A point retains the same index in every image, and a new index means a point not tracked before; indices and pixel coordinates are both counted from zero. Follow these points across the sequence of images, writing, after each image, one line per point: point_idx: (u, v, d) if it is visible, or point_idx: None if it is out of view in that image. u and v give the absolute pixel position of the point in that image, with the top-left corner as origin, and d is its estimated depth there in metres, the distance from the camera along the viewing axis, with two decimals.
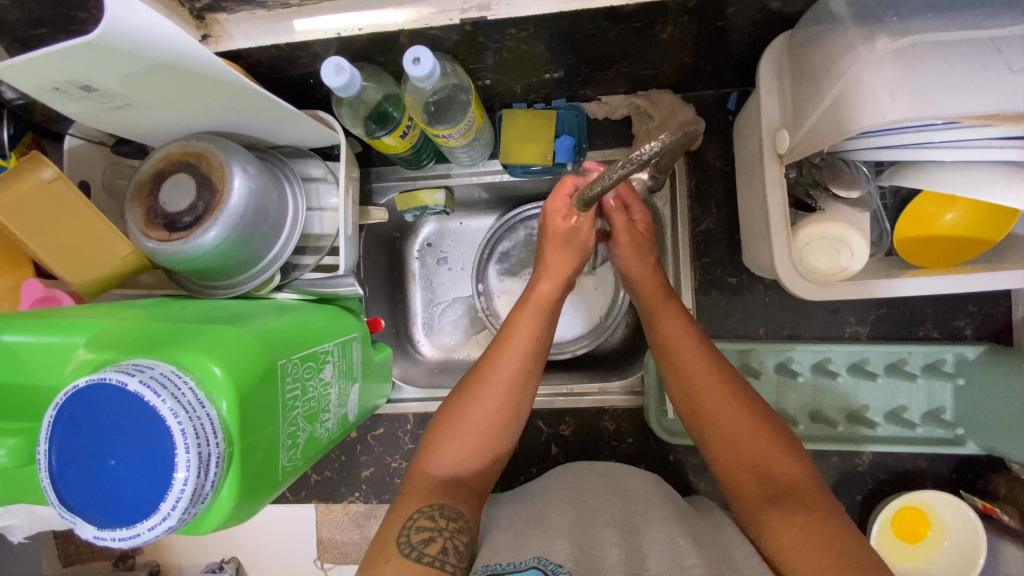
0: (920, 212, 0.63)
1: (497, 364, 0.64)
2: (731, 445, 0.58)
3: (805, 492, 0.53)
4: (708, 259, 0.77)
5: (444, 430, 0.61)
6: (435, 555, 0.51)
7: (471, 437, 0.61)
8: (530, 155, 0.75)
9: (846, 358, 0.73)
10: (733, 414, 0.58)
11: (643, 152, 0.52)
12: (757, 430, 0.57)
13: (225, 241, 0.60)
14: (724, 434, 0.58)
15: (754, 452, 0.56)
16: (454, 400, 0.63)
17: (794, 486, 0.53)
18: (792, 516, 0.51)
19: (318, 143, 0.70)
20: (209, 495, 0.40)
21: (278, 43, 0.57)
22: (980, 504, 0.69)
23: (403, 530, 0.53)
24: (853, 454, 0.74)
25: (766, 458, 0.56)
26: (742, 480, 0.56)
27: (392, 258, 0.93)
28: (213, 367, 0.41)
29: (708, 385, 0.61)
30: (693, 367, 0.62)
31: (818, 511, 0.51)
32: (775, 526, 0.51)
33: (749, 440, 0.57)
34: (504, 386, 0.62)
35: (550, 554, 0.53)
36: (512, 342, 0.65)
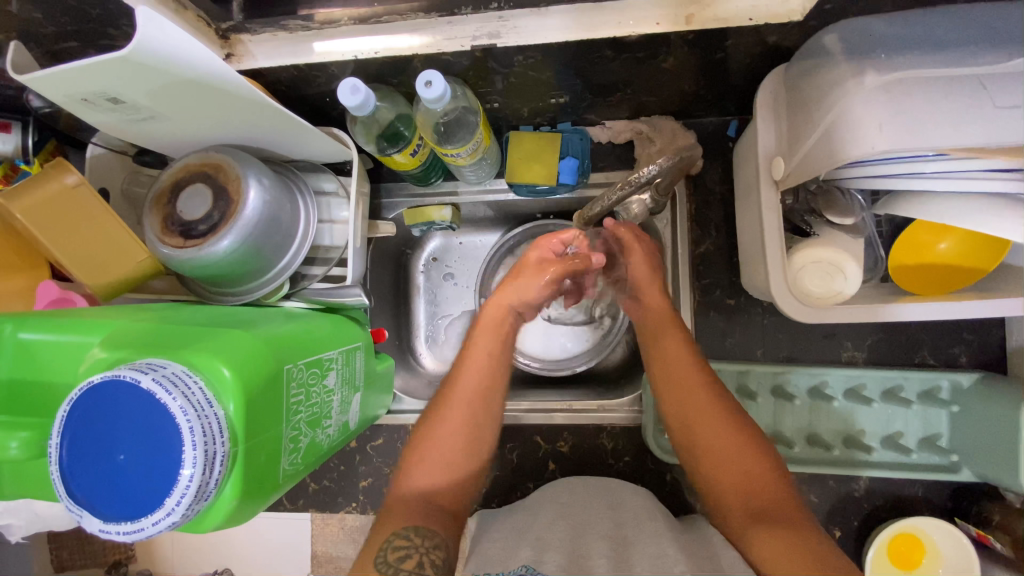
0: (914, 241, 0.64)
1: (456, 388, 0.66)
2: (716, 458, 0.60)
3: (789, 512, 0.54)
4: (707, 281, 0.78)
5: (417, 455, 0.62)
6: (412, 571, 0.51)
7: (445, 453, 0.62)
8: (535, 176, 0.77)
9: (843, 383, 0.74)
10: (726, 442, 0.60)
11: (641, 169, 0.63)
12: (740, 446, 0.59)
13: (237, 250, 0.62)
14: (714, 455, 0.60)
15: (734, 476, 0.58)
16: (422, 426, 0.65)
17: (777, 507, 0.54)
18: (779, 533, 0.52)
19: (331, 158, 0.73)
20: (212, 493, 0.42)
21: (298, 64, 0.60)
22: (975, 532, 0.69)
23: (379, 551, 0.53)
24: (849, 479, 0.75)
25: (755, 479, 0.57)
26: (729, 501, 0.58)
27: (398, 272, 0.95)
28: (222, 368, 0.43)
29: (696, 398, 0.63)
30: (686, 389, 0.63)
31: (803, 531, 0.52)
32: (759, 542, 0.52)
33: (732, 455, 0.59)
34: (466, 407, 0.64)
35: (536, 565, 0.54)
36: (465, 372, 0.67)
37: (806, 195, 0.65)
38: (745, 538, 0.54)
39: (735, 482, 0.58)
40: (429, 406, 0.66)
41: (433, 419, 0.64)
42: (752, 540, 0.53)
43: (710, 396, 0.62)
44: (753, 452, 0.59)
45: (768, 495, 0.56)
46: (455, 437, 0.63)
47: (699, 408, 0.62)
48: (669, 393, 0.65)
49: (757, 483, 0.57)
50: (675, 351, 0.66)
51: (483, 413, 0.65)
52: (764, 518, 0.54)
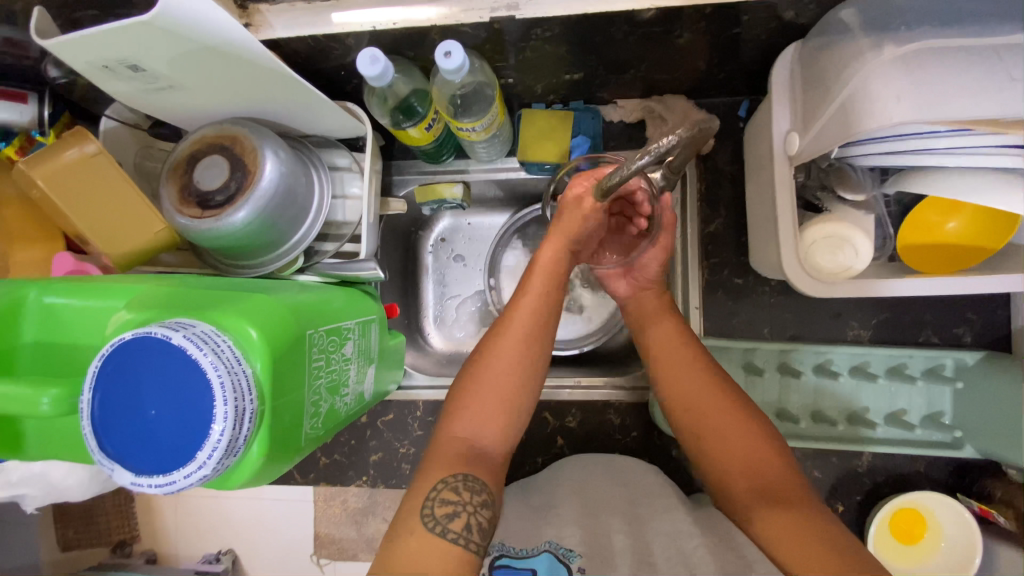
0: (922, 220, 0.65)
1: (507, 331, 0.63)
2: (722, 446, 0.58)
3: (792, 491, 0.54)
4: (716, 260, 0.79)
5: (462, 401, 0.60)
6: (460, 532, 0.50)
7: (493, 405, 0.60)
8: (546, 153, 0.78)
9: (849, 360, 0.75)
10: (732, 420, 0.59)
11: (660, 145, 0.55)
12: (746, 431, 0.58)
13: (254, 221, 0.62)
14: (716, 433, 0.59)
15: (745, 463, 0.57)
16: (470, 369, 0.62)
17: (783, 486, 0.54)
18: (787, 514, 0.51)
19: (345, 133, 0.73)
20: (241, 450, 0.42)
21: (315, 34, 0.60)
22: (977, 507, 0.71)
23: (426, 502, 0.52)
24: (853, 455, 0.76)
25: (760, 459, 0.56)
26: (733, 480, 0.56)
27: (407, 251, 0.96)
28: (249, 329, 0.43)
29: (702, 393, 0.62)
30: (692, 385, 0.62)
31: (809, 512, 0.52)
32: (767, 521, 0.52)
33: (739, 440, 0.58)
34: (516, 350, 0.62)
35: (560, 540, 0.57)
36: (519, 313, 0.64)
37: (818, 172, 0.66)
38: (754, 520, 0.53)
39: (736, 459, 0.57)
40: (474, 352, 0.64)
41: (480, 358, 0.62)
42: (766, 523, 0.52)
43: (716, 386, 0.62)
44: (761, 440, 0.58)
45: (773, 473, 0.55)
46: (505, 380, 0.61)
47: (706, 397, 0.61)
48: (671, 394, 0.64)
49: (763, 463, 0.56)
50: (678, 352, 0.66)
51: (536, 358, 0.63)
52: (775, 497, 0.53)
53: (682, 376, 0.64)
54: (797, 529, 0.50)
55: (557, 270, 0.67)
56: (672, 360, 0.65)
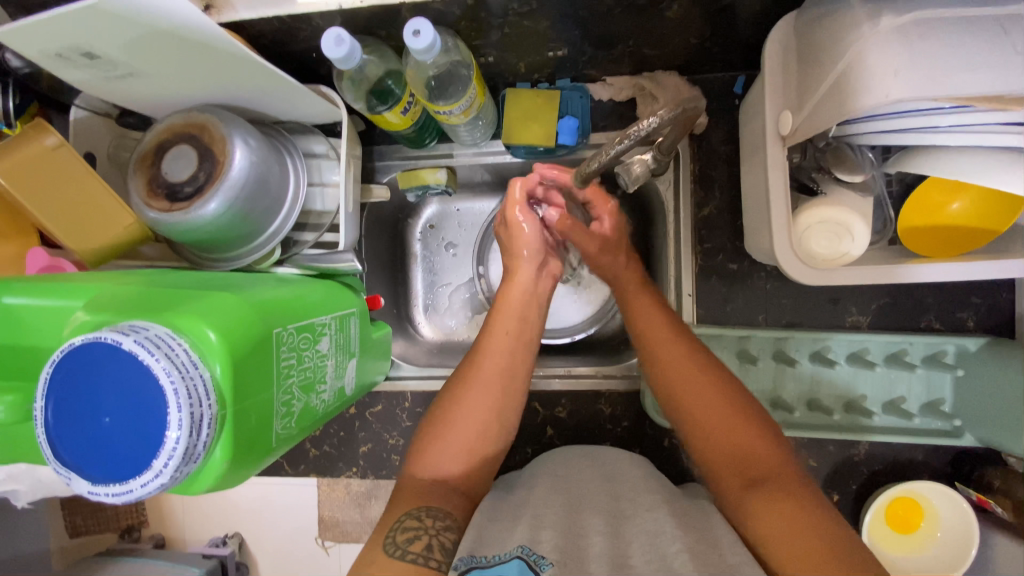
0: (926, 201, 0.62)
1: (476, 370, 0.63)
2: (713, 437, 0.58)
3: (788, 481, 0.52)
4: (710, 245, 0.76)
5: (432, 434, 0.60)
6: (420, 553, 0.50)
7: (472, 430, 0.60)
8: (532, 136, 0.75)
9: (847, 348, 0.73)
10: (719, 416, 0.58)
11: (642, 127, 0.53)
12: (738, 420, 0.57)
13: (225, 213, 0.60)
14: (706, 433, 0.58)
15: (738, 454, 0.56)
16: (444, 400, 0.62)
17: (776, 473, 0.53)
18: (779, 507, 0.50)
19: (321, 118, 0.71)
20: (202, 456, 0.41)
21: (280, 14, 0.57)
22: (975, 496, 0.68)
23: (389, 531, 0.52)
24: (850, 444, 0.74)
25: (751, 453, 0.55)
26: (725, 472, 0.56)
27: (394, 239, 0.93)
28: (207, 331, 0.42)
29: (696, 384, 0.60)
30: (684, 375, 0.61)
31: (806, 501, 0.50)
32: (760, 514, 0.51)
33: (729, 432, 0.57)
34: (496, 376, 0.63)
35: (534, 545, 0.54)
36: (493, 349, 0.64)
37: (814, 152, 0.63)
38: (747, 510, 0.52)
39: (730, 455, 0.56)
40: (450, 381, 0.64)
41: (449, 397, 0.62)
42: (758, 513, 0.51)
43: (709, 380, 0.60)
44: (752, 430, 0.57)
45: (766, 465, 0.54)
46: (477, 410, 0.61)
47: (697, 388, 0.60)
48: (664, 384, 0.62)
49: (753, 454, 0.55)
50: (664, 338, 0.64)
51: (514, 389, 0.64)
52: (767, 486, 0.52)
53: (674, 369, 0.62)
54: (791, 525, 0.48)
55: (524, 299, 0.69)
56: (666, 356, 0.63)
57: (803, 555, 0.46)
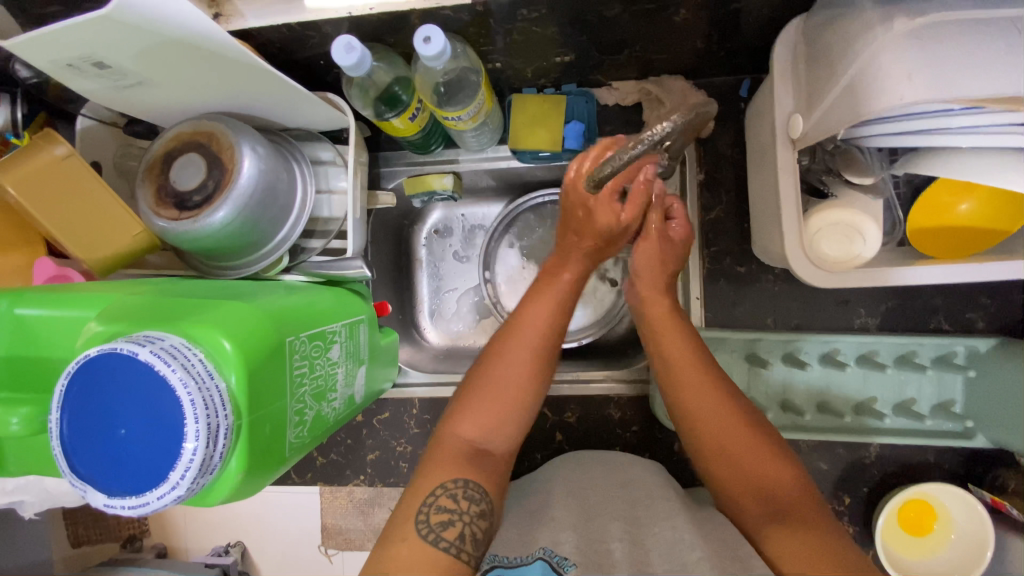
0: (935, 202, 0.62)
1: (524, 332, 0.63)
2: (731, 462, 0.57)
3: (808, 513, 0.52)
4: (717, 248, 0.76)
5: (470, 405, 0.60)
6: (453, 541, 0.50)
7: (507, 400, 0.60)
8: (539, 140, 0.75)
9: (856, 349, 0.72)
10: (735, 443, 0.57)
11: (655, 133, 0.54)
12: (757, 450, 0.56)
13: (235, 221, 0.60)
14: (728, 455, 0.57)
15: (756, 478, 0.55)
16: (480, 371, 0.62)
17: (796, 507, 0.52)
18: (801, 537, 0.49)
19: (328, 125, 0.71)
20: (218, 467, 0.41)
21: (290, 22, 0.57)
22: (989, 497, 0.68)
23: (421, 507, 0.52)
24: (860, 446, 0.74)
25: (770, 483, 0.55)
26: (746, 504, 0.55)
27: (399, 245, 0.93)
28: (222, 341, 0.41)
29: (713, 408, 0.59)
30: (705, 403, 0.59)
31: (824, 534, 0.49)
32: (780, 542, 0.50)
33: (750, 460, 0.56)
34: (536, 346, 0.62)
35: (557, 546, 0.55)
36: (535, 313, 0.64)
37: (823, 154, 0.63)
38: (765, 545, 0.52)
39: (746, 482, 0.56)
40: (485, 350, 0.64)
41: (491, 362, 0.62)
42: (774, 548, 0.50)
43: (729, 406, 0.59)
44: (770, 458, 0.56)
45: (786, 494, 0.54)
46: (517, 379, 0.61)
47: (714, 411, 0.59)
48: (678, 406, 0.61)
49: (772, 481, 0.55)
50: (683, 363, 0.62)
51: (546, 365, 0.63)
52: (786, 520, 0.52)
53: (694, 393, 0.60)
54: (813, 556, 0.47)
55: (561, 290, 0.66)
56: (688, 383, 0.60)
57: None
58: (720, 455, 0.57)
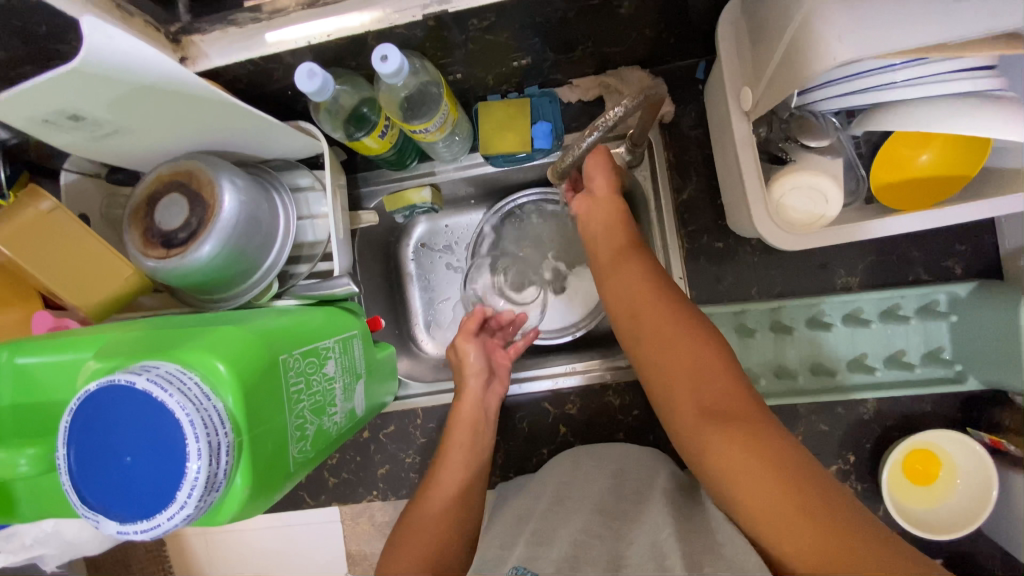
0: (895, 154, 0.64)
1: (438, 483, 0.68)
2: (671, 359, 0.55)
3: (747, 412, 0.50)
4: (694, 227, 0.78)
5: (394, 556, 0.60)
6: None
7: (428, 533, 0.62)
8: (511, 143, 0.77)
9: (841, 309, 0.74)
10: (683, 361, 0.54)
11: (609, 118, 0.65)
12: (699, 348, 0.54)
13: (221, 254, 0.62)
14: (670, 352, 0.55)
15: (693, 375, 0.53)
16: (406, 518, 0.65)
17: (736, 407, 0.50)
18: (744, 441, 0.48)
19: (302, 153, 0.73)
20: (223, 484, 0.42)
21: (253, 57, 0.60)
22: (987, 438, 0.69)
23: None
24: (859, 404, 0.75)
25: (711, 379, 0.52)
26: (682, 403, 0.53)
27: (388, 261, 0.95)
28: (216, 363, 0.43)
29: (656, 313, 0.58)
30: (650, 306, 0.59)
31: (766, 437, 0.48)
32: (722, 445, 0.48)
33: (690, 357, 0.54)
34: (449, 491, 0.67)
35: (535, 560, 0.53)
36: (446, 463, 0.70)
37: (779, 123, 0.65)
38: (705, 442, 0.50)
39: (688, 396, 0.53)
40: (408, 507, 0.67)
41: (415, 507, 0.66)
42: (714, 448, 0.49)
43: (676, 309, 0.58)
44: (713, 356, 0.54)
45: (731, 397, 0.51)
46: (431, 516, 0.64)
47: (658, 314, 0.58)
48: (629, 315, 0.61)
49: (716, 385, 0.52)
50: (631, 278, 0.62)
51: (466, 505, 0.67)
52: (726, 419, 0.50)
53: (640, 300, 0.60)
54: (758, 464, 0.46)
55: (474, 411, 0.75)
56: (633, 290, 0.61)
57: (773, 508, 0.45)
58: (668, 374, 0.55)
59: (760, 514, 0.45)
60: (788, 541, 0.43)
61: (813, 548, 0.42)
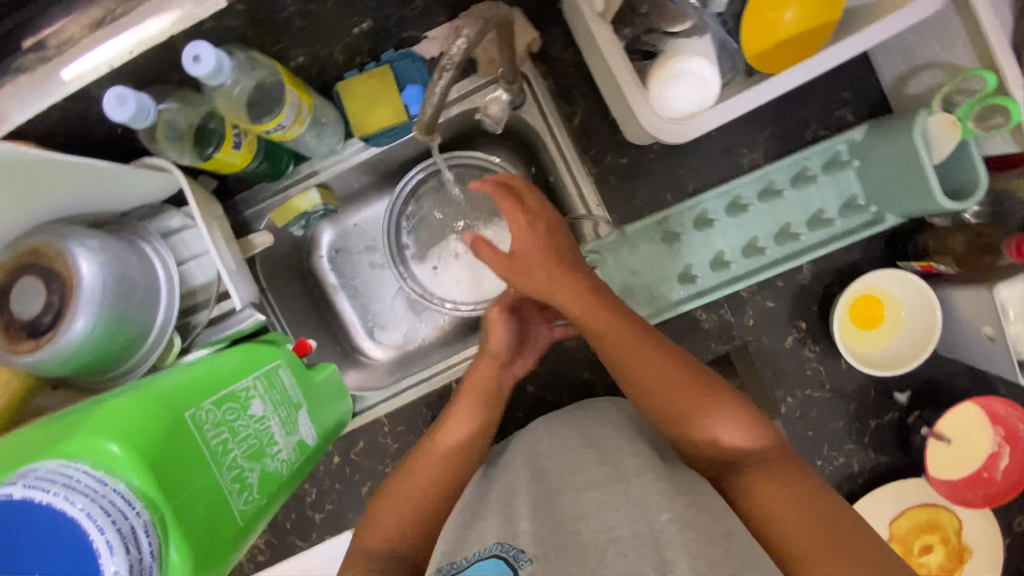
0: (762, 21, 0.61)
1: (412, 471, 0.65)
2: (666, 409, 0.58)
3: (776, 459, 0.53)
4: (595, 150, 0.76)
5: (360, 547, 0.60)
6: None
7: (394, 521, 0.61)
8: (384, 118, 0.71)
9: (755, 188, 0.74)
10: (683, 387, 0.58)
11: (453, 52, 0.56)
12: (696, 387, 0.58)
13: (100, 325, 0.55)
14: (644, 389, 0.60)
15: (697, 410, 0.57)
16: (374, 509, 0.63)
17: (763, 455, 0.53)
18: (780, 487, 0.50)
19: (162, 191, 0.66)
20: (155, 568, 0.38)
21: (56, 102, 0.51)
22: (919, 266, 0.71)
23: None
24: (796, 272, 0.75)
25: (707, 405, 0.56)
26: (709, 461, 0.56)
27: (305, 280, 0.90)
28: (106, 444, 0.38)
29: (636, 349, 0.60)
30: (631, 350, 0.60)
31: (799, 478, 0.50)
32: (759, 494, 0.50)
33: (683, 395, 0.57)
34: (425, 480, 0.64)
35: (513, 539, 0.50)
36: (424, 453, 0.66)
37: (638, 18, 0.62)
38: (742, 488, 0.52)
39: (711, 442, 0.56)
40: (379, 491, 0.65)
41: (386, 494, 0.64)
42: (753, 496, 0.51)
43: (661, 354, 0.60)
44: (721, 403, 0.57)
45: (758, 450, 0.54)
46: (398, 508, 0.62)
47: (647, 356, 0.59)
48: (609, 352, 0.61)
49: (727, 425, 0.56)
50: (598, 313, 0.61)
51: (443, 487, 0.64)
52: (758, 467, 0.53)
53: (636, 352, 0.60)
54: (791, 501, 0.48)
55: (485, 382, 0.71)
56: (616, 336, 0.61)
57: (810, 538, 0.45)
58: (665, 399, 0.58)
59: (794, 541, 0.46)
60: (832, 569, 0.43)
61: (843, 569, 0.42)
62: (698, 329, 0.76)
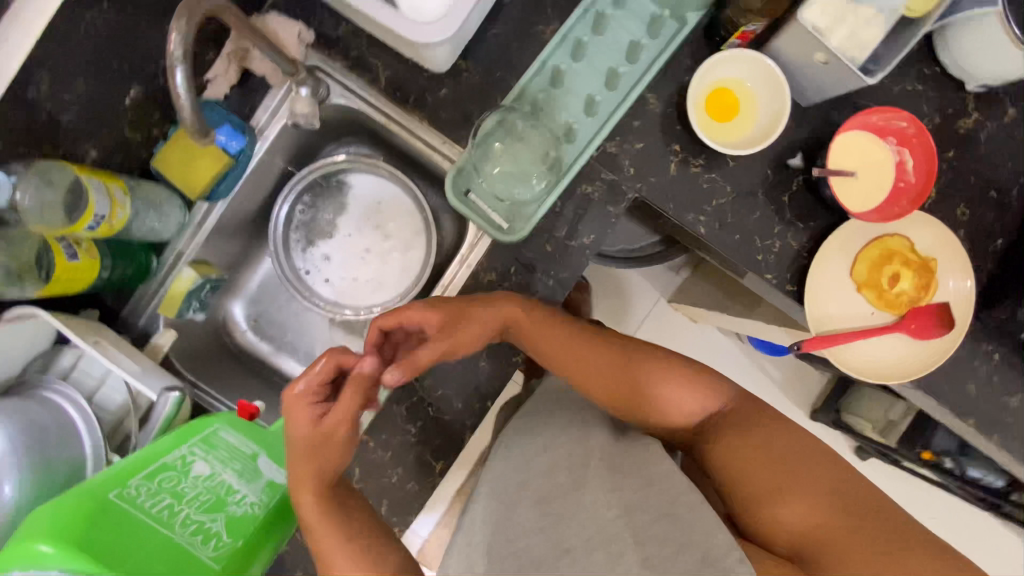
0: None
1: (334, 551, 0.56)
2: (627, 398, 0.71)
3: (748, 411, 0.71)
4: (414, 96, 0.77)
5: None
6: None
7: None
8: (206, 168, 0.72)
9: (565, 54, 0.76)
10: (647, 372, 0.72)
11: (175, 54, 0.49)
12: (661, 370, 0.72)
13: (25, 478, 0.57)
14: (606, 385, 0.73)
15: (657, 387, 0.71)
16: None
17: (731, 414, 0.71)
18: (758, 437, 0.67)
19: (40, 339, 0.65)
20: None
21: None
22: (736, 41, 0.73)
23: None
24: (644, 104, 0.77)
25: (665, 383, 0.71)
26: (676, 428, 0.73)
27: (239, 360, 0.89)
28: (28, 544, 0.39)
29: (597, 359, 0.74)
30: (591, 360, 0.73)
31: (796, 437, 0.68)
32: (733, 444, 0.68)
33: (641, 376, 0.72)
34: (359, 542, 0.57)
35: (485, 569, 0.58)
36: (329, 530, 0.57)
37: None
38: (719, 447, 0.69)
39: (677, 408, 0.71)
40: None
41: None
42: (724, 445, 0.68)
43: (619, 355, 0.74)
44: (686, 379, 0.72)
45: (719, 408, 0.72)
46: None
47: (605, 360, 0.74)
48: (573, 368, 0.74)
49: (686, 395, 0.71)
50: (558, 339, 0.74)
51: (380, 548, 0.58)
52: (719, 422, 0.71)
53: (594, 359, 0.74)
54: (750, 445, 0.67)
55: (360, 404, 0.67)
56: (578, 353, 0.74)
57: (807, 503, 0.62)
58: (629, 388, 0.72)
59: (744, 466, 0.66)
60: (807, 514, 0.62)
61: (852, 538, 0.59)
62: (592, 200, 0.79)
